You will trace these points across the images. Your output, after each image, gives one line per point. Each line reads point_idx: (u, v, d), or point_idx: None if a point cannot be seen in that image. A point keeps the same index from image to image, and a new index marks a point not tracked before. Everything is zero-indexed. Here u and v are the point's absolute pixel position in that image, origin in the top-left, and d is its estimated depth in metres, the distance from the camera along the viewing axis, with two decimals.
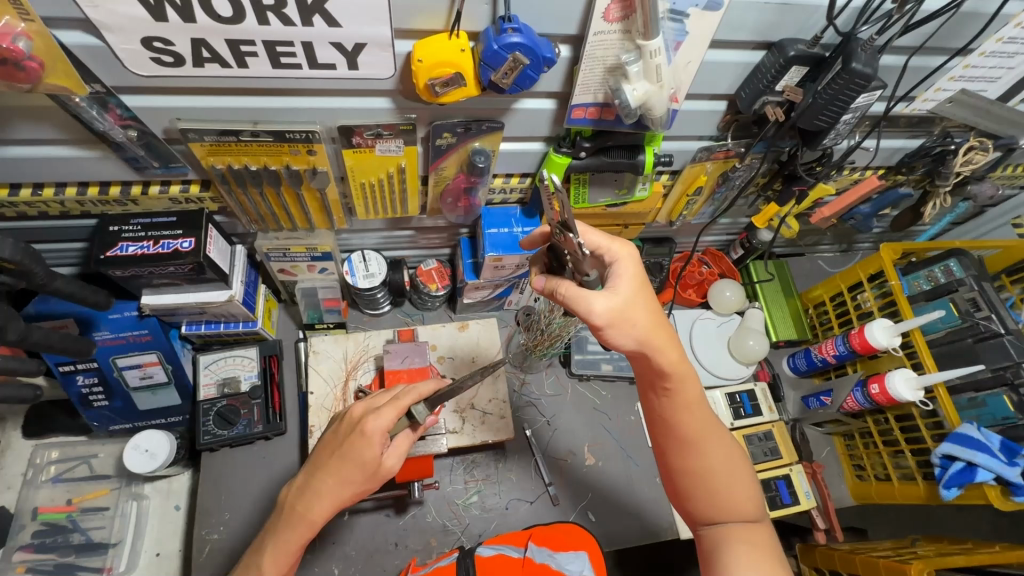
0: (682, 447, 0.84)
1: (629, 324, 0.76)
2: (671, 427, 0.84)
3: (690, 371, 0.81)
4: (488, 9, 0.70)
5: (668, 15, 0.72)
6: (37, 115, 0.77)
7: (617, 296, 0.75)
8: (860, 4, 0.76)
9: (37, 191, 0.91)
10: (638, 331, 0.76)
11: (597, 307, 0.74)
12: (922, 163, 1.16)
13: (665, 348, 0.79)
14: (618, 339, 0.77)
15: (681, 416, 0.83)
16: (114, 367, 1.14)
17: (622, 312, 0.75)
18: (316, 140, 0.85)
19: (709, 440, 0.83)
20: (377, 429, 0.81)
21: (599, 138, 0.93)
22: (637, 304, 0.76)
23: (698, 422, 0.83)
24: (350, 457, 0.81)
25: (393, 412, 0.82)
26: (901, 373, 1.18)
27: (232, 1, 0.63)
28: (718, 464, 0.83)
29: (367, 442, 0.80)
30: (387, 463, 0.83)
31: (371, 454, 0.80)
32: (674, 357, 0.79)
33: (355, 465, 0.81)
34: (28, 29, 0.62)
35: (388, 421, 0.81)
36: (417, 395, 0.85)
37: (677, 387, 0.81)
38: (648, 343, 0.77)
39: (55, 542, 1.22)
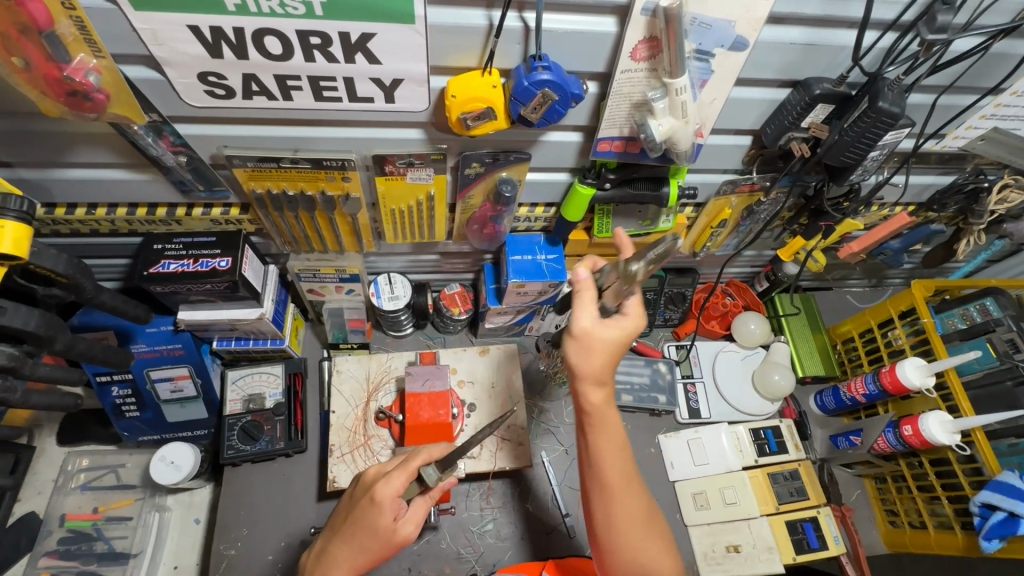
0: (603, 492, 0.87)
1: (590, 352, 0.80)
2: (596, 472, 0.87)
3: (612, 413, 0.86)
4: (520, 48, 0.73)
5: (694, 54, 0.74)
6: (98, 140, 0.82)
7: (609, 332, 0.80)
8: (887, 45, 0.77)
9: (91, 211, 0.97)
10: (589, 364, 0.81)
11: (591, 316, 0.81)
12: (955, 201, 1.13)
13: (592, 389, 0.83)
14: (572, 357, 0.82)
15: (603, 465, 0.86)
16: (147, 379, 1.18)
17: (597, 337, 0.80)
18: (350, 168, 0.89)
19: (627, 491, 0.87)
20: (387, 495, 0.82)
21: (623, 170, 0.95)
22: (613, 346, 0.81)
23: (621, 471, 0.86)
24: (364, 525, 0.82)
25: (404, 476, 0.83)
26: (936, 415, 1.13)
27: (283, 41, 0.68)
28: (636, 515, 0.87)
29: (379, 509, 0.82)
30: (403, 530, 0.84)
31: (385, 521, 0.82)
32: (601, 403, 0.84)
33: (370, 533, 0.82)
34: (99, 65, 0.67)
35: (398, 485, 0.83)
36: (426, 457, 0.86)
37: (603, 426, 0.85)
38: (583, 375, 0.82)
39: (79, 549, 1.25)
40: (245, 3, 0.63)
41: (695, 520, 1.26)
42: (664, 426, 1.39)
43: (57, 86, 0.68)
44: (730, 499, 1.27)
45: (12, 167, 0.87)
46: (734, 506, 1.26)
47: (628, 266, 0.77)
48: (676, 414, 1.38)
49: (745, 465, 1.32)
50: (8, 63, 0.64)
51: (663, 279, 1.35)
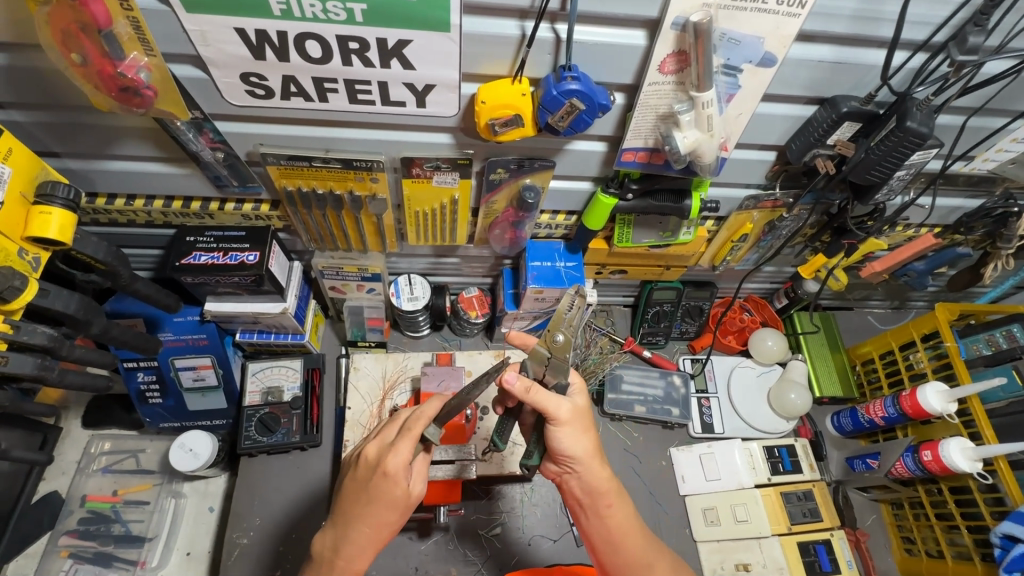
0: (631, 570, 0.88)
1: (580, 432, 0.84)
2: (617, 550, 0.88)
3: (619, 484, 0.89)
4: (550, 58, 0.75)
5: (722, 69, 0.75)
6: (142, 135, 0.86)
7: (577, 400, 0.85)
8: (917, 65, 0.77)
9: (129, 202, 1.01)
10: (583, 443, 0.84)
11: (562, 409, 0.81)
12: (982, 224, 1.11)
13: (595, 464, 0.86)
14: (567, 444, 0.83)
15: (620, 540, 0.88)
16: (172, 367, 1.22)
17: (579, 415, 0.84)
18: (379, 169, 0.91)
19: (650, 563, 0.88)
20: (399, 465, 0.81)
21: (646, 181, 0.96)
22: (588, 414, 0.87)
23: (638, 544, 0.88)
24: (381, 499, 0.82)
25: (410, 442, 0.82)
26: (957, 441, 1.11)
27: (323, 44, 0.71)
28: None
29: (393, 480, 0.81)
30: (418, 488, 0.85)
31: (402, 491, 0.82)
32: (606, 478, 0.87)
33: (390, 504, 0.82)
34: (150, 63, 0.71)
35: (408, 452, 0.81)
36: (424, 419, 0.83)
37: (612, 505, 0.88)
38: (581, 457, 0.84)
39: (98, 530, 1.28)
40: (289, 9, 0.66)
41: (705, 536, 1.24)
42: (677, 439, 1.38)
43: (110, 82, 0.71)
44: (741, 517, 1.25)
45: (60, 157, 0.91)
46: (745, 524, 1.25)
47: (554, 339, 0.79)
48: (689, 428, 1.38)
49: (759, 483, 1.30)
50: (67, 58, 0.68)
51: (680, 291, 1.36)
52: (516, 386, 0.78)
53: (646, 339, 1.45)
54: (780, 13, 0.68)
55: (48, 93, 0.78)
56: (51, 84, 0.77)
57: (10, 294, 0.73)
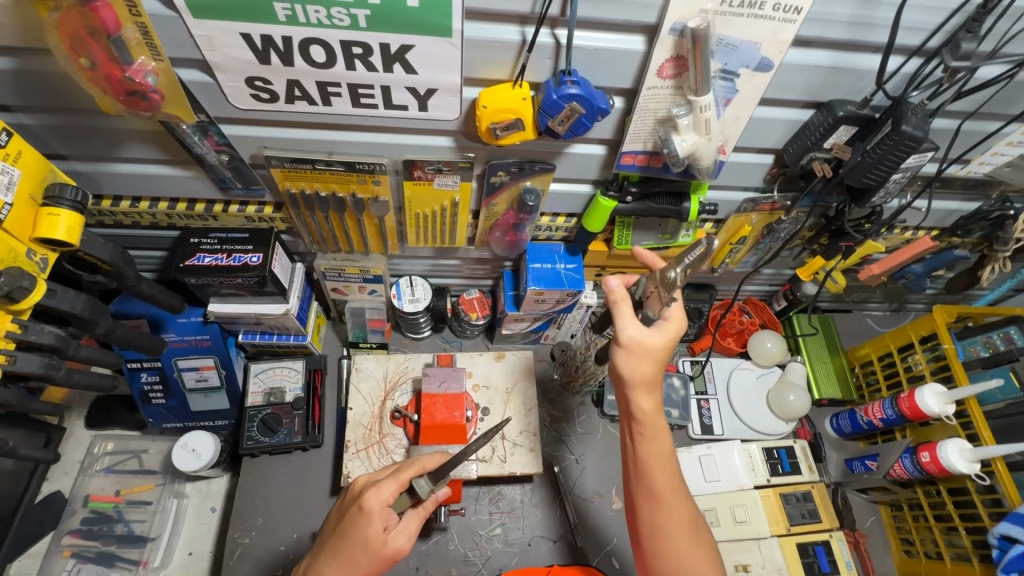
0: (650, 499, 0.85)
1: (644, 359, 0.84)
2: (644, 477, 0.86)
3: (663, 423, 0.87)
4: (550, 63, 0.76)
5: (719, 74, 0.76)
6: (148, 138, 0.87)
7: (661, 332, 0.85)
8: (912, 71, 0.78)
9: (135, 204, 1.03)
10: (642, 370, 0.84)
11: (629, 329, 0.84)
12: (979, 227, 1.12)
13: (645, 394, 0.86)
14: (625, 364, 0.85)
15: (648, 466, 0.86)
16: (175, 368, 1.23)
17: (648, 341, 0.84)
18: (380, 171, 0.93)
19: (669, 494, 0.85)
20: (376, 503, 0.83)
21: (645, 184, 0.97)
22: (659, 350, 0.85)
23: (667, 477, 0.85)
24: (353, 536, 0.82)
25: (394, 485, 0.85)
26: (955, 442, 1.12)
27: (327, 49, 0.72)
28: (679, 523, 0.84)
29: (366, 518, 0.82)
30: (393, 542, 0.83)
31: (374, 531, 0.82)
32: (650, 407, 0.86)
33: (359, 543, 0.81)
34: (158, 67, 0.72)
35: (387, 494, 0.84)
36: (418, 469, 0.87)
37: (652, 435, 0.86)
38: (637, 382, 0.85)
39: (101, 530, 1.29)
40: (295, 14, 0.67)
41: None
42: (676, 440, 1.39)
43: (118, 86, 0.72)
44: (741, 517, 1.26)
45: (67, 159, 0.92)
46: (744, 525, 1.25)
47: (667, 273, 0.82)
48: (688, 429, 1.39)
49: (757, 484, 1.31)
50: (75, 62, 0.69)
51: (680, 293, 1.37)
52: (613, 291, 0.85)
53: None
54: (776, 19, 0.69)
55: (57, 97, 0.79)
56: (59, 87, 0.78)
57: (18, 294, 0.74)
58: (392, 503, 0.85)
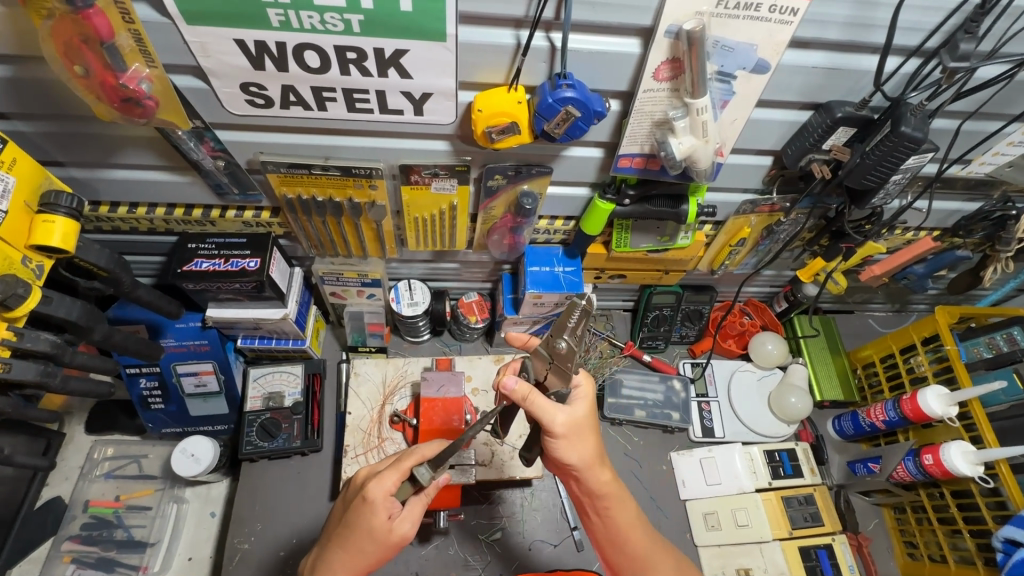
0: (632, 565, 0.87)
1: (581, 438, 0.81)
2: (620, 545, 0.87)
3: (623, 487, 0.86)
4: (545, 66, 0.75)
5: (716, 76, 0.76)
6: (144, 144, 0.87)
7: (577, 409, 0.80)
8: (911, 71, 0.77)
9: (132, 210, 1.03)
10: (584, 449, 0.81)
11: (558, 419, 0.78)
12: (981, 227, 1.11)
13: (598, 469, 0.83)
14: (566, 454, 0.80)
15: (625, 536, 0.86)
16: (174, 373, 1.23)
17: (578, 423, 0.80)
18: (377, 176, 0.92)
19: (652, 559, 0.87)
20: (379, 494, 0.82)
21: (643, 186, 0.96)
22: (588, 422, 0.82)
23: (642, 541, 0.87)
24: (358, 527, 0.83)
25: (395, 475, 0.84)
26: (958, 445, 1.11)
27: (321, 54, 0.72)
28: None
29: (371, 508, 0.82)
30: (399, 529, 0.84)
31: (378, 521, 0.82)
32: (607, 480, 0.84)
33: (366, 533, 0.82)
34: (152, 74, 0.72)
35: (390, 484, 0.83)
36: (418, 458, 0.86)
37: (615, 506, 0.85)
38: (587, 463, 0.82)
39: (101, 535, 1.29)
40: (288, 20, 0.67)
41: (706, 541, 1.24)
42: (677, 443, 1.37)
43: (112, 92, 0.72)
44: (743, 521, 1.25)
45: (64, 166, 0.92)
46: (747, 528, 1.25)
47: (556, 344, 0.76)
48: (689, 432, 1.37)
49: (759, 487, 1.30)
50: (70, 70, 0.69)
51: (680, 295, 1.36)
52: (514, 391, 0.76)
53: (646, 343, 1.45)
54: (773, 21, 0.68)
55: (53, 104, 0.79)
56: (54, 94, 0.78)
57: (13, 302, 0.74)
58: (395, 492, 0.85)
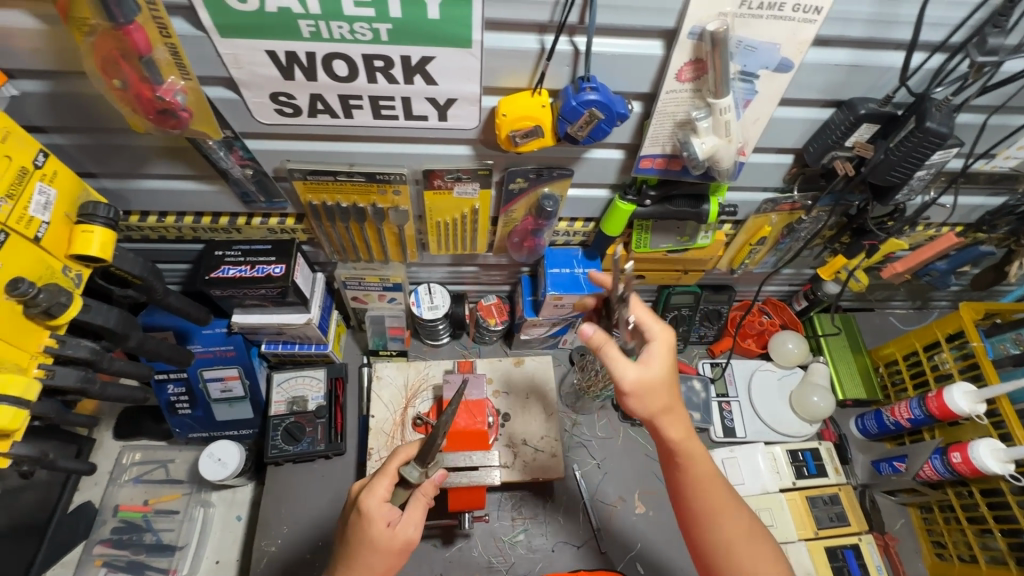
0: (697, 519, 0.86)
1: (651, 394, 0.83)
2: (687, 500, 0.87)
3: (695, 440, 0.86)
4: (568, 70, 0.76)
5: (739, 76, 0.76)
6: (175, 154, 0.90)
7: (651, 366, 0.82)
8: (935, 66, 0.77)
9: (161, 219, 1.05)
10: (654, 403, 0.83)
11: (628, 375, 0.82)
12: (1006, 222, 1.10)
13: (670, 422, 0.85)
14: (638, 408, 0.84)
15: (699, 488, 0.85)
16: (201, 378, 1.25)
17: (650, 381, 0.82)
18: (401, 181, 0.94)
19: (723, 512, 0.85)
20: (372, 504, 0.85)
21: (664, 187, 0.97)
22: (666, 379, 0.83)
23: (714, 491, 0.85)
24: (358, 539, 0.84)
25: (385, 481, 0.86)
26: (987, 443, 1.10)
27: (349, 63, 0.73)
28: (738, 535, 0.84)
29: (367, 519, 0.84)
30: (402, 534, 0.85)
31: (377, 530, 0.83)
32: (684, 432, 0.85)
33: (367, 546, 0.84)
34: (187, 86, 0.74)
35: (383, 491, 0.86)
36: (403, 458, 0.89)
37: (684, 459, 0.86)
38: (660, 417, 0.84)
39: (130, 539, 1.31)
40: (318, 31, 0.68)
41: None
42: None
43: (148, 105, 0.74)
44: (768, 522, 1.23)
45: (97, 177, 0.95)
46: (771, 529, 1.23)
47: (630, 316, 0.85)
48: (710, 432, 1.37)
49: (782, 487, 1.29)
50: (108, 83, 0.71)
51: (698, 295, 1.37)
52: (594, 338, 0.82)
53: None
54: (796, 20, 0.69)
55: (90, 117, 0.82)
56: (90, 108, 0.80)
57: (57, 310, 0.75)
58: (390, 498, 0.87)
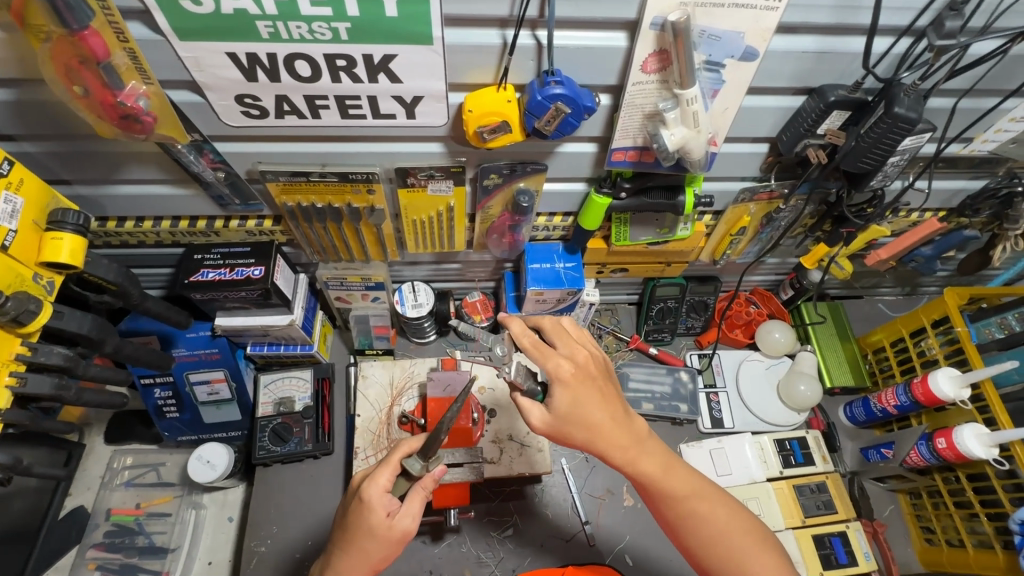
0: (678, 522, 0.89)
1: (579, 426, 0.81)
2: (661, 505, 0.89)
3: (648, 446, 0.87)
4: (533, 64, 0.76)
5: (704, 65, 0.75)
6: (146, 159, 0.89)
7: (559, 404, 0.80)
8: (901, 52, 0.76)
9: (139, 224, 1.05)
10: (587, 430, 0.82)
11: (538, 419, 0.82)
12: (987, 206, 1.10)
13: (613, 437, 0.83)
14: (578, 440, 0.82)
15: (665, 488, 0.87)
16: (187, 382, 1.25)
17: (570, 417, 0.81)
18: (375, 180, 0.93)
19: (699, 501, 0.88)
20: (374, 493, 0.84)
21: (639, 179, 0.97)
22: (585, 409, 0.81)
23: (687, 490, 0.88)
24: (357, 528, 0.84)
25: (388, 470, 0.86)
26: (971, 428, 1.10)
27: (311, 64, 0.73)
28: (723, 524, 0.88)
29: (368, 507, 0.84)
30: (400, 525, 0.84)
31: (377, 518, 0.83)
32: (629, 439, 0.85)
33: (365, 532, 0.83)
34: (149, 91, 0.74)
35: (384, 481, 0.85)
36: (407, 451, 0.89)
37: (643, 472, 0.86)
38: (601, 440, 0.83)
39: (123, 542, 1.31)
40: (277, 32, 0.68)
41: None
42: (686, 435, 1.36)
43: (112, 111, 0.74)
44: (756, 510, 1.24)
45: (71, 184, 0.95)
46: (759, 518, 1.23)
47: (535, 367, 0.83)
48: (698, 423, 1.37)
49: (770, 477, 1.29)
50: (70, 91, 0.71)
51: (684, 287, 1.37)
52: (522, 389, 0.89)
53: (652, 336, 1.45)
54: (758, 7, 0.68)
55: (57, 125, 0.82)
56: (56, 114, 0.80)
57: (25, 318, 0.76)
58: (392, 488, 0.86)
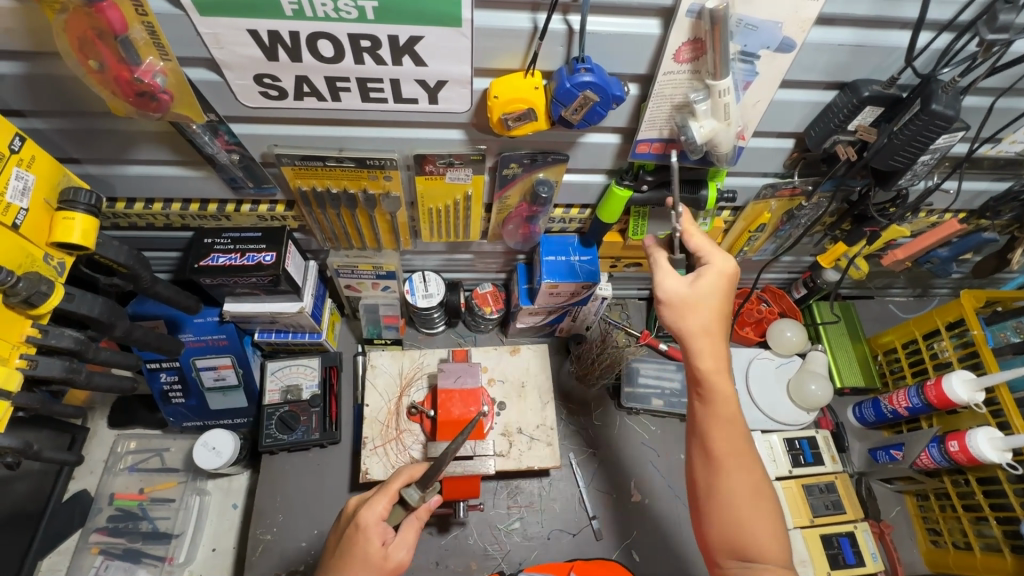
0: (706, 461, 0.82)
1: (693, 312, 0.83)
2: (704, 431, 0.83)
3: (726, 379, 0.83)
4: (562, 50, 0.74)
5: (738, 56, 0.73)
6: (160, 140, 0.87)
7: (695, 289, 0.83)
8: (942, 47, 0.75)
9: (148, 206, 1.03)
10: (691, 320, 0.83)
11: (666, 284, 0.85)
12: (1010, 208, 1.08)
13: (706, 342, 0.83)
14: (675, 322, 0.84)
15: (722, 412, 0.82)
16: (193, 367, 1.24)
17: (689, 296, 0.83)
18: (391, 166, 0.91)
19: (741, 448, 0.81)
20: (372, 519, 0.84)
21: (661, 172, 0.95)
22: (710, 305, 0.83)
23: (733, 435, 0.81)
24: (350, 556, 0.82)
25: (385, 498, 0.86)
26: (985, 431, 1.09)
27: (335, 44, 0.71)
28: (751, 484, 0.80)
29: (364, 535, 0.83)
30: (394, 556, 0.83)
31: (373, 547, 0.82)
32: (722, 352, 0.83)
33: (359, 562, 0.82)
34: (165, 68, 0.72)
35: (383, 508, 0.85)
36: (405, 480, 0.88)
37: (711, 389, 0.82)
38: (694, 335, 0.83)
39: (127, 527, 1.31)
40: (301, 9, 0.65)
41: None
42: None
43: (127, 87, 0.72)
44: None
45: (80, 163, 0.93)
46: None
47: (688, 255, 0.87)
48: None
49: (779, 475, 1.29)
50: (85, 65, 0.69)
51: None
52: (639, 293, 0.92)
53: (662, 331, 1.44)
54: None
55: (68, 100, 0.80)
56: (69, 90, 0.78)
57: (37, 300, 0.74)
58: (388, 517, 0.86)
